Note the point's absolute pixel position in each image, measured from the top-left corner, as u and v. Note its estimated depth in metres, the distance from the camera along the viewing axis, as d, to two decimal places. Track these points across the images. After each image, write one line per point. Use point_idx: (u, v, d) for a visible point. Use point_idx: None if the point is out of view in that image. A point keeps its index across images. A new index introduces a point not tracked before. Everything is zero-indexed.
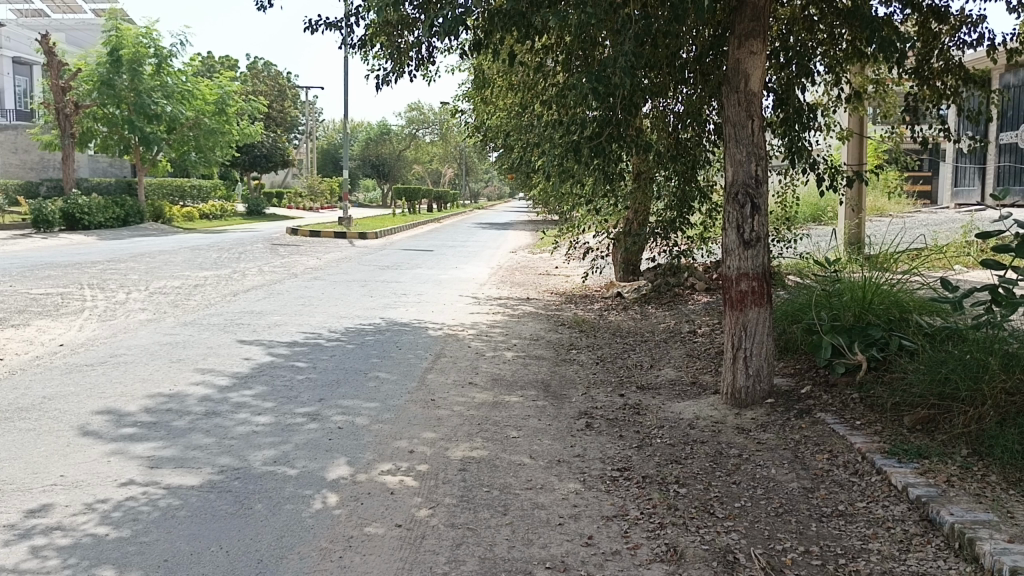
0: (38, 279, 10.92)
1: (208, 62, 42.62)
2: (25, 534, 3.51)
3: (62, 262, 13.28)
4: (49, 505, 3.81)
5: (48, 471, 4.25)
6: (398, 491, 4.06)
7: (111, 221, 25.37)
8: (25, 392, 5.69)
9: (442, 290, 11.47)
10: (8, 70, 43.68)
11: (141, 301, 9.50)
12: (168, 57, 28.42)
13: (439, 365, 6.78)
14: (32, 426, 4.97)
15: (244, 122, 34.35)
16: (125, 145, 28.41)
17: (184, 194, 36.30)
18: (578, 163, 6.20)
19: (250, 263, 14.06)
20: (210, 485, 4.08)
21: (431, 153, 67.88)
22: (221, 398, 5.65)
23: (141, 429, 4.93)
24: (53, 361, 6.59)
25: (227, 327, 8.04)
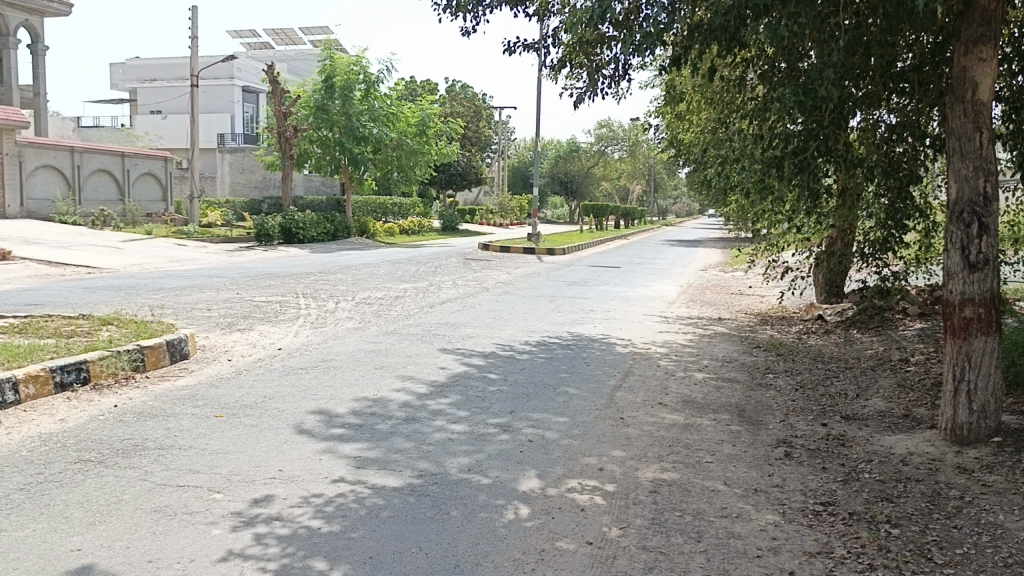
0: (260, 288, 12.02)
1: (410, 87, 45.16)
2: (249, 521, 3.86)
3: (280, 273, 14.50)
4: (271, 497, 4.16)
5: (269, 465, 4.63)
6: (588, 508, 4.06)
7: (322, 235, 27.35)
8: (249, 391, 6.26)
9: (631, 307, 11.39)
10: (238, 98, 48.60)
11: (348, 310, 10.17)
12: (376, 82, 30.38)
13: (629, 383, 6.71)
14: (255, 422, 5.45)
15: (443, 142, 36.02)
16: (336, 165, 30.44)
17: (386, 211, 38.66)
18: (780, 181, 5.99)
19: (445, 277, 14.69)
20: (410, 489, 4.27)
21: (620, 170, 67.87)
22: (420, 404, 5.93)
23: (348, 430, 5.27)
24: (273, 363, 7.19)
25: (424, 337, 8.43)
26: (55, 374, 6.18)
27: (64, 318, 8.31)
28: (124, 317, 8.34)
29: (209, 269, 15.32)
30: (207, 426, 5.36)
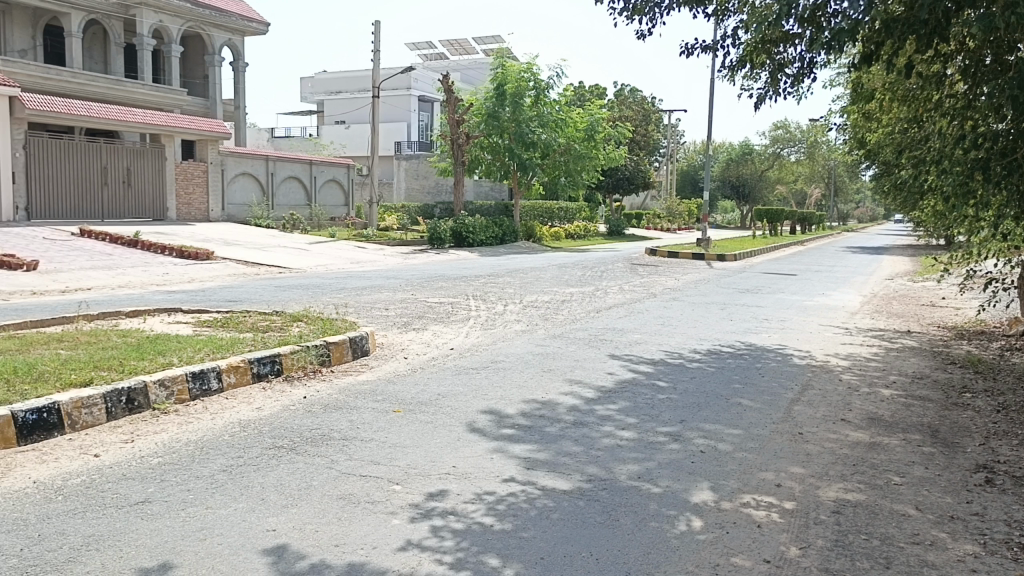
0: (433, 289, 12.48)
1: (579, 92, 45.40)
2: (426, 514, 4.01)
3: (452, 275, 15.00)
4: (445, 491, 4.30)
5: (443, 461, 4.79)
6: (765, 525, 3.91)
7: (491, 239, 28.02)
8: (424, 389, 6.51)
9: (807, 317, 10.87)
10: (414, 106, 50.79)
11: (517, 313, 10.35)
12: (546, 88, 30.75)
13: (807, 397, 6.39)
14: (430, 418, 5.66)
15: (611, 147, 35.92)
16: (505, 171, 31.13)
17: (553, 216, 39.12)
18: (982, 185, 5.55)
19: (612, 282, 14.63)
20: (579, 493, 4.28)
21: (796, 173, 64.90)
22: (588, 409, 5.93)
23: (518, 431, 5.36)
24: (446, 363, 7.45)
25: (592, 342, 8.43)
26: (253, 365, 6.71)
27: (260, 313, 9.00)
28: (311, 314, 8.92)
29: (386, 271, 16.09)
30: (386, 420, 5.62)
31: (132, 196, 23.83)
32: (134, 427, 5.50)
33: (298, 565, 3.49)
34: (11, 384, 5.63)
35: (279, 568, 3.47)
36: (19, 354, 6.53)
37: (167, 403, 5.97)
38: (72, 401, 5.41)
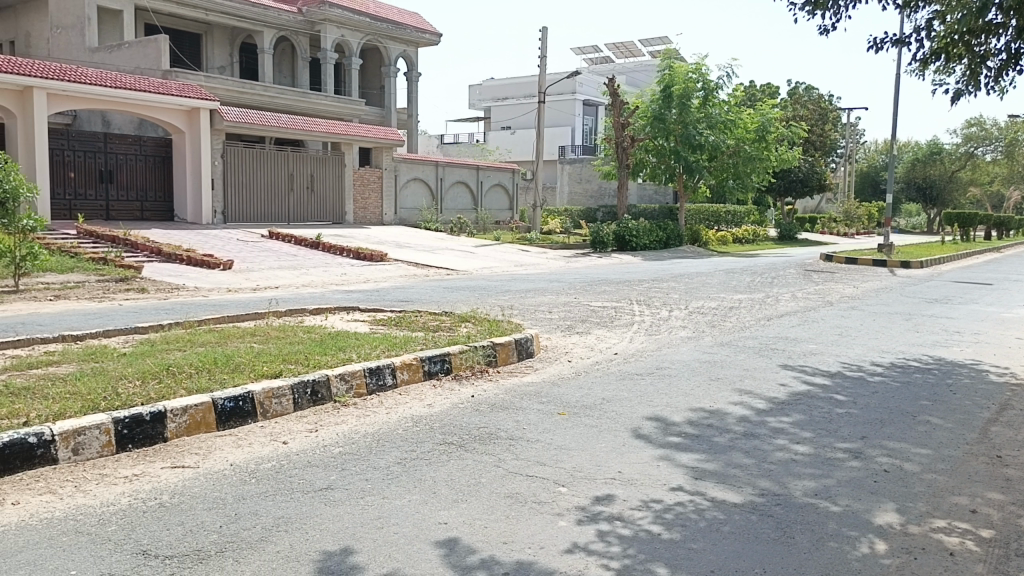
0: (597, 293, 12.48)
1: (750, 92, 43.95)
2: (593, 517, 4.01)
3: (615, 279, 14.93)
4: (613, 496, 4.29)
5: (609, 465, 4.78)
6: (958, 553, 3.63)
7: (654, 243, 27.65)
8: (589, 392, 6.51)
9: (1006, 330, 9.96)
10: (579, 111, 51.06)
11: (682, 319, 10.16)
12: (715, 89, 30.03)
13: (1006, 418, 5.85)
14: (595, 422, 5.66)
15: (784, 147, 34.38)
16: (670, 174, 30.66)
17: (719, 220, 38.20)
18: None
19: (784, 289, 14.03)
20: (752, 507, 4.14)
21: (993, 175, 59.51)
22: (759, 420, 5.72)
23: (685, 440, 5.26)
24: (610, 367, 7.42)
25: (762, 351, 8.13)
26: (424, 363, 6.97)
27: (430, 314, 9.34)
28: (478, 315, 9.15)
29: (550, 274, 16.26)
30: (551, 422, 5.68)
31: (314, 201, 25.43)
32: (317, 418, 5.87)
33: (469, 559, 3.59)
34: (212, 374, 6.16)
35: (450, 560, 3.58)
36: (218, 346, 7.14)
37: (347, 397, 6.33)
38: (264, 391, 5.84)
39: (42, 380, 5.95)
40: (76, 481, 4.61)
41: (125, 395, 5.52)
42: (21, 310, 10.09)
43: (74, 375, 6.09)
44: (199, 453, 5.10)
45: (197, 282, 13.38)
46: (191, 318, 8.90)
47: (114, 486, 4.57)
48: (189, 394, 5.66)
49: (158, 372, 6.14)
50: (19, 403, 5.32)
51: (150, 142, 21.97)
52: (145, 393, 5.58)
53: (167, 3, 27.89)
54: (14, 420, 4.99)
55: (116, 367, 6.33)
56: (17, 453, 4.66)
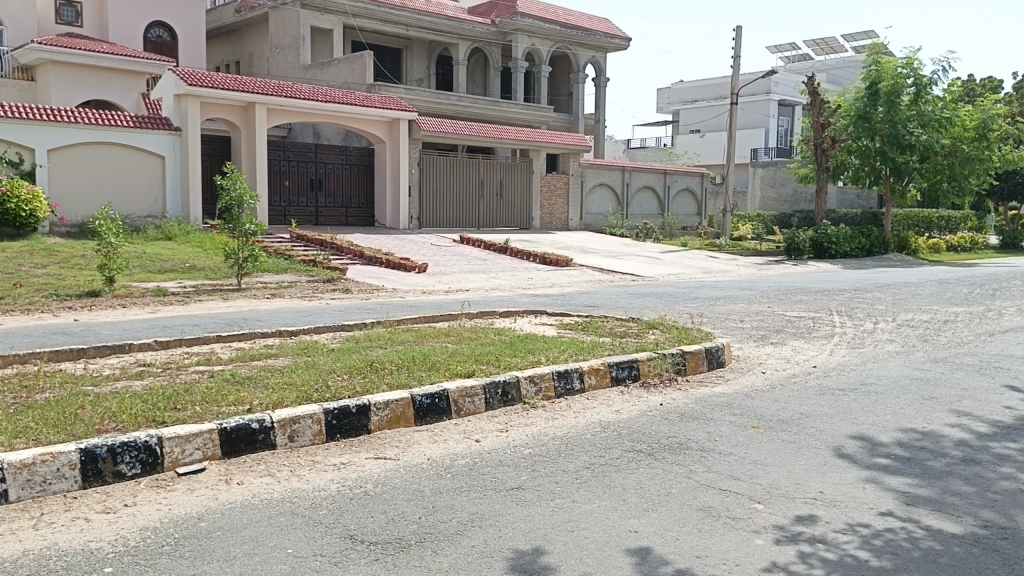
0: (793, 302, 11.89)
1: (968, 86, 40.43)
2: (792, 538, 3.83)
3: (813, 288, 14.17)
4: (814, 517, 4.07)
5: (809, 484, 4.54)
6: None
7: (857, 250, 25.99)
8: (785, 406, 6.23)
9: None
10: (773, 111, 49.04)
11: (889, 332, 9.46)
12: (929, 84, 27.93)
13: None
14: (793, 438, 5.40)
15: (1010, 146, 31.06)
16: (876, 176, 28.79)
17: (931, 225, 35.80)
18: None
19: (1009, 302, 12.71)
20: (973, 538, 3.78)
21: None
22: (980, 445, 5.22)
23: (895, 462, 4.89)
24: (808, 381, 7.04)
25: (983, 370, 7.40)
26: (612, 369, 6.96)
27: (617, 320, 9.29)
28: (667, 323, 9.00)
29: (742, 281, 15.69)
30: (745, 436, 5.47)
31: (502, 207, 26.12)
32: (508, 418, 6.01)
33: (662, 570, 3.53)
34: (410, 371, 6.48)
35: (642, 569, 3.54)
36: (415, 345, 7.50)
37: (536, 399, 6.43)
38: (459, 389, 6.06)
39: (262, 372, 6.51)
40: (291, 466, 5.00)
41: (334, 388, 5.92)
42: (243, 307, 11.07)
43: (290, 368, 6.61)
44: (399, 446, 5.38)
45: (395, 284, 14.12)
46: (391, 318, 9.40)
47: (324, 472, 4.91)
48: (390, 390, 5.98)
49: (362, 368, 6.54)
50: (244, 392, 5.85)
51: (355, 152, 23.44)
52: (351, 387, 5.96)
53: (372, 21, 29.72)
54: (239, 407, 5.49)
55: (325, 362, 6.81)
56: (241, 438, 5.13)
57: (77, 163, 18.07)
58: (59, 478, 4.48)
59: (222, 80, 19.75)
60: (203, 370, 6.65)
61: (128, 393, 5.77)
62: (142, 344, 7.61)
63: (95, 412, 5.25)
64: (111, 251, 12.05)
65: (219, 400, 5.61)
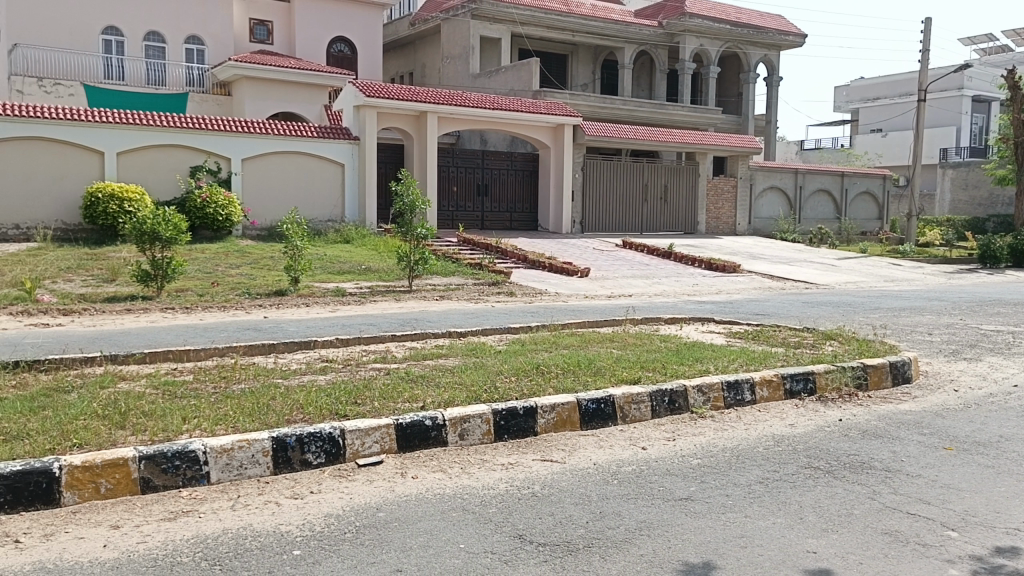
0: (992, 315, 10.93)
1: None
2: (993, 571, 3.53)
3: (1012, 300, 12.98)
4: (1018, 550, 3.73)
5: (1011, 515, 4.15)
6: None
7: None
8: (982, 427, 5.74)
9: None
10: (966, 108, 45.34)
11: None
12: None
13: None
14: (991, 463, 4.97)
15: None
16: None
17: None
18: None
19: None
20: None
21: None
22: None
23: None
24: (1009, 401, 6.45)
25: None
26: (786, 381, 6.68)
27: (791, 329, 8.91)
28: (846, 333, 8.53)
29: (929, 291, 14.61)
30: (936, 457, 5.09)
31: (666, 211, 25.71)
32: (675, 427, 5.91)
33: None
34: (576, 375, 6.51)
35: None
36: (581, 349, 7.54)
37: (704, 409, 6.27)
38: (625, 396, 6.02)
39: (434, 370, 6.76)
40: (462, 463, 5.15)
41: (502, 389, 6.05)
42: (415, 308, 11.55)
43: (460, 368, 6.83)
44: (566, 450, 5.41)
45: (559, 288, 14.25)
46: (555, 322, 9.48)
47: (494, 471, 5.03)
48: (556, 393, 6.03)
49: (529, 370, 6.64)
50: (417, 389, 6.10)
51: (520, 158, 23.85)
52: (519, 389, 6.07)
53: (539, 28, 30.18)
54: (413, 404, 5.72)
55: (494, 363, 6.97)
56: (416, 433, 5.33)
57: (267, 171, 19.50)
58: (253, 464, 4.85)
59: (397, 91, 20.68)
60: (380, 367, 7.00)
61: (313, 386, 6.17)
62: (326, 341, 8.11)
63: (284, 403, 5.64)
64: (296, 254, 12.91)
65: (395, 396, 5.88)
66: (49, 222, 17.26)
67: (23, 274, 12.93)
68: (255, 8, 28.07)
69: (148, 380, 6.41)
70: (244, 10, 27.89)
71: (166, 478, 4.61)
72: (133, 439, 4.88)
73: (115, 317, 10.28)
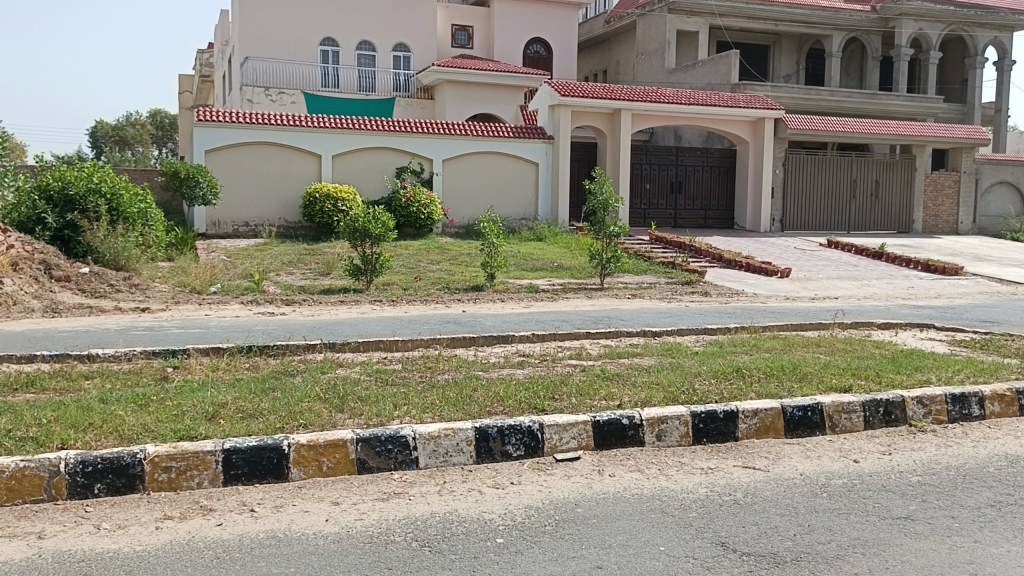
0: None
1: None
2: None
3: None
4: None
5: None
6: None
7: None
8: None
9: None
10: None
11: None
12: None
13: None
14: None
15: None
16: None
17: None
18: None
19: None
20: None
21: None
22: None
23: None
24: None
25: None
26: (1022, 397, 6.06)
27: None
28: None
29: None
30: None
31: (876, 209, 24.03)
32: (891, 440, 5.51)
33: None
34: (780, 380, 6.24)
35: None
36: (785, 353, 7.21)
37: (925, 422, 5.81)
38: (834, 404, 5.71)
39: (631, 369, 6.73)
40: (660, 464, 5.09)
41: (701, 391, 5.93)
42: (609, 306, 11.57)
43: (656, 367, 6.76)
44: (769, 458, 5.21)
45: (757, 289, 13.73)
46: (756, 324, 9.13)
47: (693, 475, 4.93)
48: (759, 398, 5.82)
49: (729, 373, 6.46)
50: (614, 388, 6.10)
51: (716, 154, 23.22)
52: (719, 392, 5.92)
53: (740, 20, 29.21)
54: (610, 402, 5.73)
55: (691, 364, 6.84)
56: (613, 432, 5.34)
57: (466, 171, 20.27)
58: (458, 452, 5.05)
59: (592, 89, 20.77)
60: (575, 364, 7.07)
61: (513, 380, 6.33)
62: (523, 335, 8.31)
63: (486, 395, 5.83)
64: (493, 250, 13.29)
65: (592, 393, 5.91)
66: (274, 220, 18.93)
67: (253, 267, 14.25)
68: (457, 14, 29.24)
69: (362, 367, 6.87)
70: (447, 16, 29.13)
71: (380, 460, 4.91)
72: (351, 422, 5.24)
73: (331, 308, 11.07)
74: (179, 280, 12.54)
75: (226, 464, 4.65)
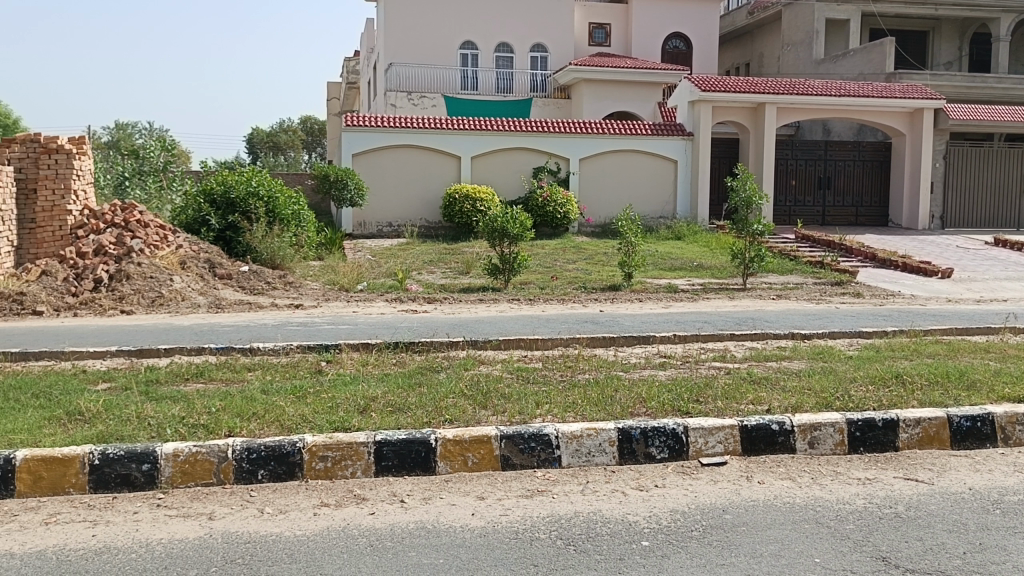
0: None
1: None
2: None
3: None
4: None
5: None
6: None
7: None
8: None
9: None
10: None
11: None
12: None
13: None
14: None
15: None
16: None
17: None
18: None
19: None
20: None
21: None
22: None
23: None
24: None
25: None
26: None
27: None
28: None
29: None
30: None
31: None
32: None
33: None
34: (945, 388, 5.84)
35: None
36: (949, 359, 6.75)
37: None
38: (1008, 415, 5.32)
39: (779, 373, 6.49)
40: (813, 473, 4.88)
41: (857, 397, 5.63)
42: (751, 306, 11.21)
43: (807, 372, 6.48)
44: (934, 470, 4.89)
45: (914, 290, 12.91)
46: (915, 327, 8.60)
47: (849, 485, 4.69)
48: (922, 406, 5.48)
49: (888, 379, 6.11)
50: (762, 391, 5.90)
51: (868, 147, 22.05)
52: (878, 398, 5.61)
53: (895, 5, 27.61)
54: (758, 406, 5.55)
55: (845, 369, 6.51)
56: (761, 437, 5.15)
57: (603, 169, 20.19)
58: (601, 452, 5.03)
59: (735, 83, 20.21)
60: (720, 366, 6.89)
61: (655, 381, 6.25)
62: (664, 336, 8.18)
63: (628, 395, 5.78)
64: (630, 250, 13.16)
65: (739, 397, 5.74)
66: (415, 220, 19.53)
67: (396, 266, 14.77)
68: (596, 12, 29.21)
69: (503, 364, 6.97)
70: (585, 15, 29.13)
71: (523, 458, 4.96)
72: (494, 418, 5.33)
73: (471, 307, 11.30)
74: (329, 278, 13.17)
75: (377, 456, 4.84)
